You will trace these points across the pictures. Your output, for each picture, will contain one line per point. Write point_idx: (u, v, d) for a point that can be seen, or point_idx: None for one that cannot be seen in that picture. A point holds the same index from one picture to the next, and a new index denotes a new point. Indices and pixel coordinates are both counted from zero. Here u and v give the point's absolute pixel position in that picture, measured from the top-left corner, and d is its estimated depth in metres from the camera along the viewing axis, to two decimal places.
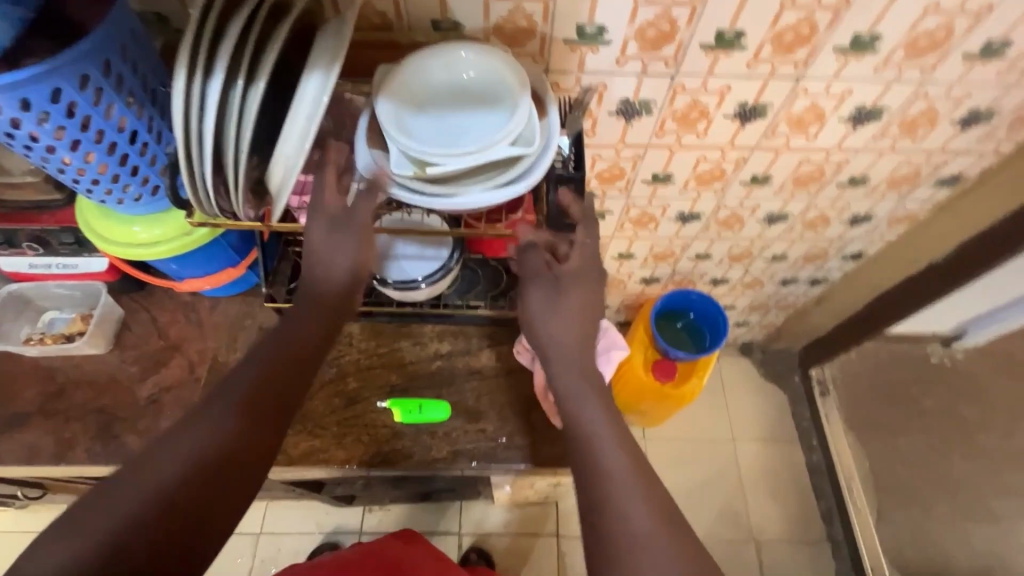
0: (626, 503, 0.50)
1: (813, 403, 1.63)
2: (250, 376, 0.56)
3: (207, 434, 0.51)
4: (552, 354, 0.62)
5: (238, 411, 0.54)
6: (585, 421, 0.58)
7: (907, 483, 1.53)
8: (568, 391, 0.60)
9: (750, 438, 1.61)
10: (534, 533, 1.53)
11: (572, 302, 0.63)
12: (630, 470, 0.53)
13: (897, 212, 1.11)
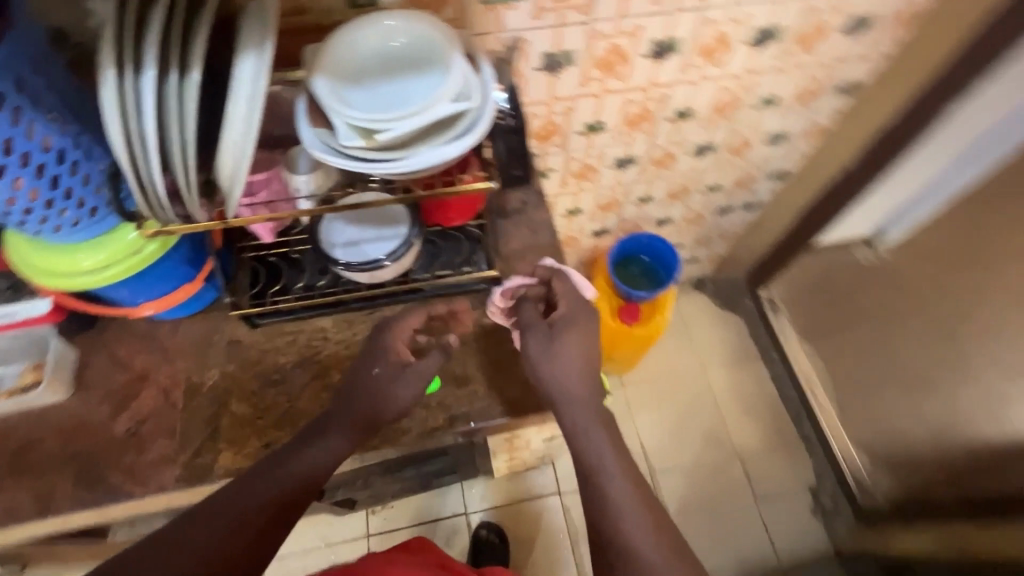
0: (633, 535, 0.61)
1: (767, 321, 1.75)
2: (307, 443, 0.67)
3: (267, 491, 0.62)
4: (557, 396, 0.70)
5: (293, 470, 0.65)
6: (592, 452, 0.67)
7: (860, 374, 1.67)
8: (576, 422, 0.69)
9: (717, 364, 1.72)
10: (537, 497, 1.57)
11: (571, 344, 0.71)
12: (636, 505, 0.64)
13: (809, 126, 1.21)
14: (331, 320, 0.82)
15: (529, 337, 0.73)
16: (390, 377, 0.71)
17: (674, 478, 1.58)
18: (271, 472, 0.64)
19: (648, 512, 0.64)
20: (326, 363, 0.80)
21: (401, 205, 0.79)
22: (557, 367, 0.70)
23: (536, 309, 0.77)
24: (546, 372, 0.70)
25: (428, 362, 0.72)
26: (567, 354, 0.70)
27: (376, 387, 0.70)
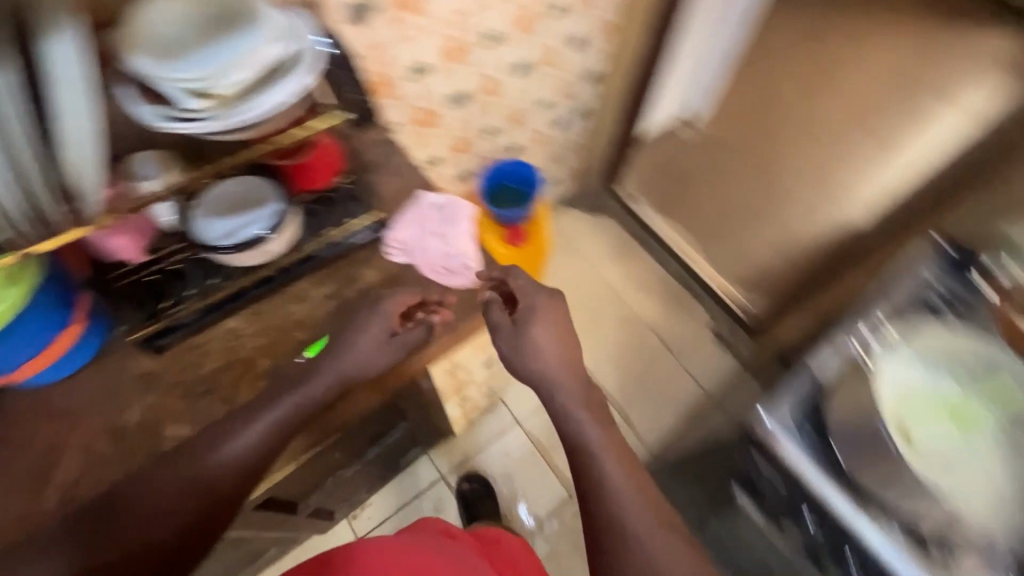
0: (630, 519, 0.68)
1: (631, 210, 1.96)
2: (286, 411, 0.71)
3: (242, 456, 0.69)
4: (538, 382, 0.79)
5: (267, 437, 0.70)
6: (585, 435, 0.75)
7: (717, 225, 1.93)
8: (564, 405, 0.78)
9: (604, 260, 1.92)
10: (499, 434, 1.66)
11: (546, 344, 0.79)
12: (630, 487, 0.71)
13: (601, 25, 1.37)
14: (238, 317, 0.81)
15: (501, 340, 0.81)
16: (382, 347, 0.77)
17: (606, 368, 1.76)
18: (247, 436, 0.69)
19: (640, 499, 0.71)
20: (250, 355, 0.80)
21: (264, 180, 0.80)
22: (532, 362, 0.78)
23: (503, 310, 0.83)
24: (528, 363, 0.79)
25: (415, 334, 0.80)
26: (542, 351, 0.79)
27: (367, 356, 0.75)
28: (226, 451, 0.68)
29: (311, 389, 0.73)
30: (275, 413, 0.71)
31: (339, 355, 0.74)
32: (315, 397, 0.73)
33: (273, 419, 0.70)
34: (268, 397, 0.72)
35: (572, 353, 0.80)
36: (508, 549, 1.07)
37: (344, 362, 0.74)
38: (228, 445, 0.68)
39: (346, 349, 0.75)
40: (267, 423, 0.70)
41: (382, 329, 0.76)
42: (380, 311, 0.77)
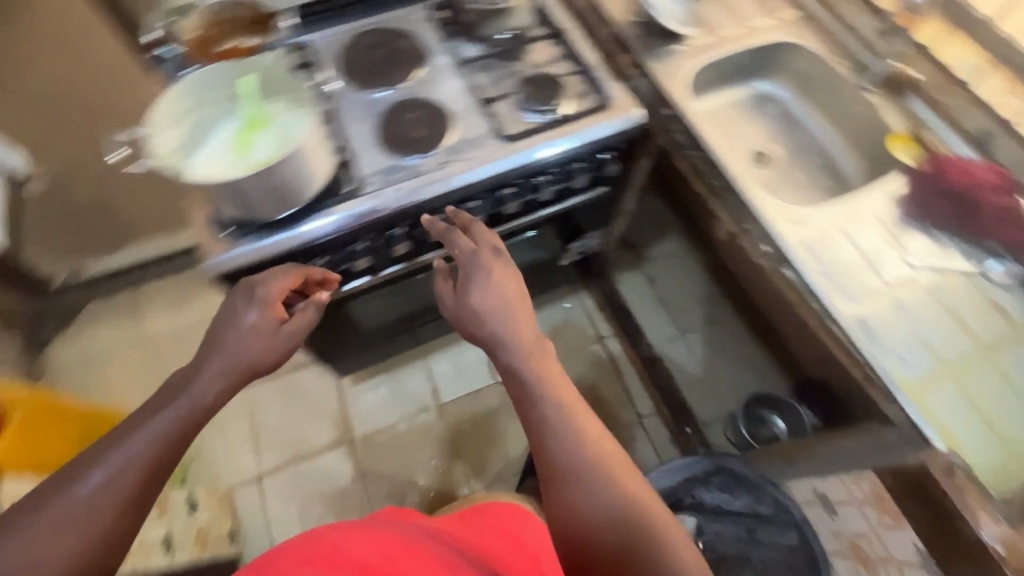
0: (589, 485, 0.63)
1: (88, 283, 1.73)
2: (173, 420, 0.63)
3: (125, 475, 0.57)
4: (496, 339, 0.75)
5: (155, 448, 0.60)
6: (534, 387, 0.70)
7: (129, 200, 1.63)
8: (514, 365, 0.73)
9: (135, 328, 1.73)
10: (262, 500, 1.55)
11: (490, 315, 0.76)
12: (589, 464, 0.64)
13: None
14: None
15: (446, 307, 0.80)
16: (268, 338, 0.76)
17: None
18: (134, 445, 0.59)
19: (591, 453, 0.65)
20: None
21: None
22: (478, 323, 0.76)
23: (445, 282, 0.82)
24: (477, 323, 0.77)
25: (304, 319, 0.80)
26: (486, 308, 0.76)
27: (250, 346, 0.74)
28: (124, 457, 0.58)
29: (195, 393, 0.66)
30: (156, 425, 0.62)
31: (217, 350, 0.72)
32: (203, 399, 0.66)
33: (164, 424, 0.62)
34: (140, 415, 0.63)
35: (526, 314, 0.77)
36: (493, 524, 0.94)
37: (226, 355, 0.72)
38: (127, 448, 0.59)
39: (229, 342, 0.73)
40: (154, 431, 0.61)
41: (260, 318, 0.77)
42: (260, 299, 0.79)
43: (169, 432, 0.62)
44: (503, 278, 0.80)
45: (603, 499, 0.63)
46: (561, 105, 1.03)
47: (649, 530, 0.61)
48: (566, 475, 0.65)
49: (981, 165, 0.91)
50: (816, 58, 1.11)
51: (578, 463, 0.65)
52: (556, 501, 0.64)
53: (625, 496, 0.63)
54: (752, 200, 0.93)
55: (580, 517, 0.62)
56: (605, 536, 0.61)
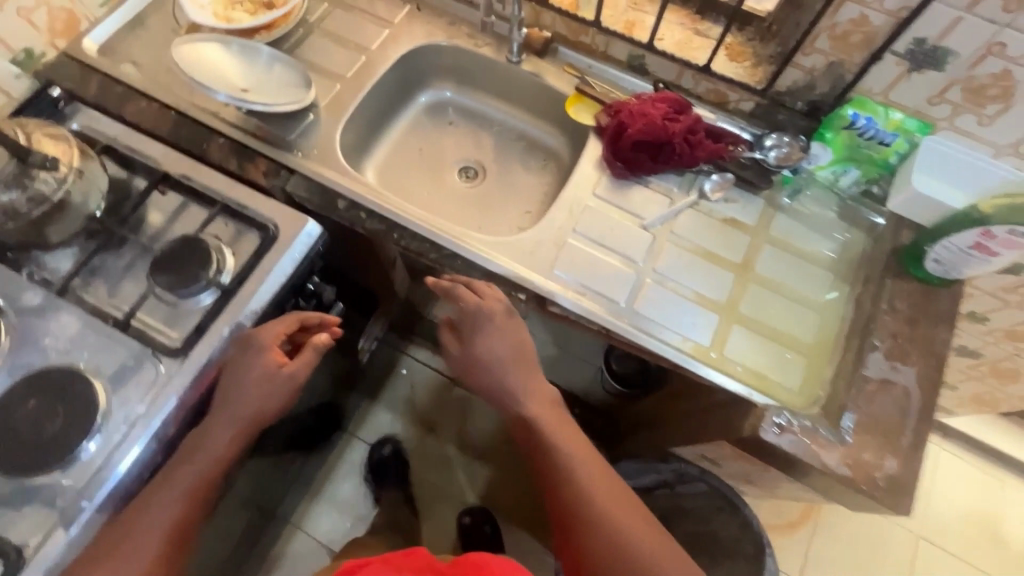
0: (606, 524, 0.71)
1: None
2: (191, 477, 0.69)
3: (158, 531, 0.66)
4: (502, 393, 0.79)
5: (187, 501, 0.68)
6: (545, 437, 0.77)
7: None
8: (521, 415, 0.78)
9: None
10: None
11: (502, 366, 0.77)
12: (604, 510, 0.72)
13: None
14: None
15: (456, 360, 0.81)
16: (271, 387, 0.73)
17: None
18: (161, 506, 0.67)
19: (606, 500, 0.73)
20: None
21: None
22: (486, 373, 0.78)
23: (449, 336, 0.81)
24: (481, 375, 0.78)
25: (304, 362, 0.76)
26: (490, 360, 0.77)
27: (251, 399, 0.72)
28: (161, 514, 0.67)
29: (208, 448, 0.71)
30: (181, 482, 0.68)
31: (226, 401, 0.72)
32: (217, 453, 0.70)
33: (186, 482, 0.69)
34: (168, 470, 0.69)
35: (528, 367, 0.79)
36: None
37: (235, 410, 0.72)
38: (161, 507, 0.67)
39: (239, 397, 0.72)
40: (179, 493, 0.68)
41: (265, 366, 0.73)
42: (255, 346, 0.74)
43: (194, 495, 0.69)
44: (499, 337, 0.77)
45: (605, 504, 0.73)
46: (222, 259, 0.80)
47: (642, 532, 0.71)
48: (581, 520, 0.72)
49: (651, 100, 0.87)
50: (457, 49, 0.99)
51: (588, 476, 0.75)
52: (565, 502, 0.74)
53: (620, 503, 0.74)
54: (479, 256, 0.82)
55: (588, 519, 0.72)
56: (608, 534, 0.71)
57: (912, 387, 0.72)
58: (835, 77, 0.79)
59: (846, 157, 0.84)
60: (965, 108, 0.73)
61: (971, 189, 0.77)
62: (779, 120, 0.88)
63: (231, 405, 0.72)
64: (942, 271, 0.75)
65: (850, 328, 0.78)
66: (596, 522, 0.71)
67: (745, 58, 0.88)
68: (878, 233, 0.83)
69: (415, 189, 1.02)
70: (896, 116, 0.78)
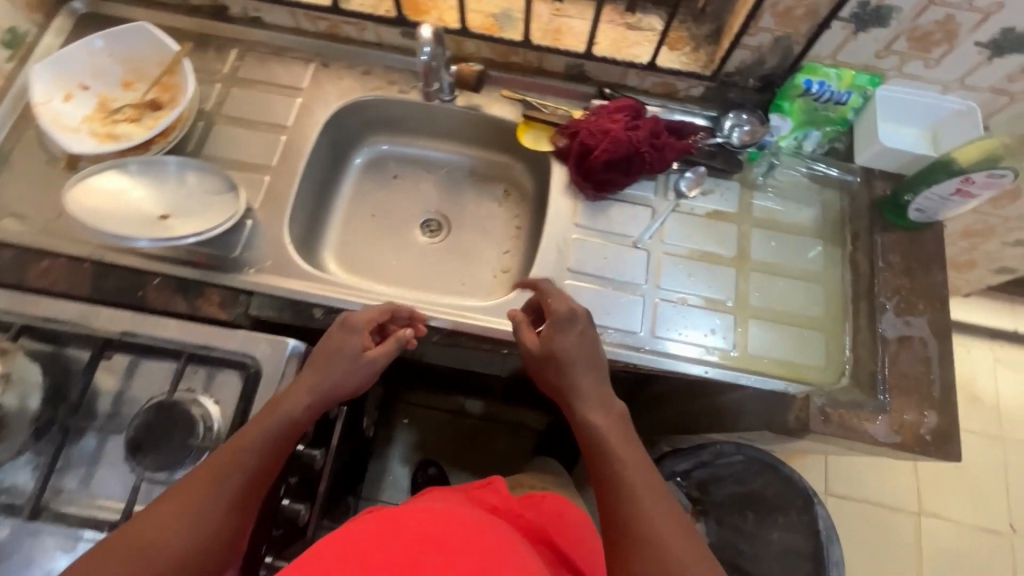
0: (661, 527, 0.57)
1: None
2: (272, 434, 0.62)
3: (221, 500, 0.58)
4: (573, 396, 0.71)
5: (262, 459, 0.61)
6: (603, 441, 0.66)
7: None
8: (586, 417, 0.68)
9: None
10: None
11: (578, 369, 0.70)
12: (666, 518, 0.58)
13: None
14: None
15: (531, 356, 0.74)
16: (353, 367, 0.70)
17: None
18: (243, 456, 0.60)
19: (665, 509, 0.59)
20: None
21: None
22: (558, 372, 0.70)
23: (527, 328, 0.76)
24: (555, 368, 0.71)
25: (387, 351, 0.73)
26: (568, 350, 0.71)
27: (339, 368, 0.69)
28: (233, 481, 0.59)
29: (287, 407, 0.65)
30: (262, 433, 0.62)
31: (320, 367, 0.69)
32: (296, 412, 0.64)
33: (266, 430, 0.62)
34: (249, 427, 0.63)
35: (599, 366, 0.71)
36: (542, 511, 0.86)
37: (323, 378, 0.67)
38: (233, 478, 0.60)
39: (326, 361, 0.69)
40: (255, 442, 0.61)
41: (364, 338, 0.72)
42: (348, 326, 0.73)
43: (270, 462, 0.62)
44: (581, 343, 0.71)
45: (659, 516, 0.59)
46: (203, 406, 0.72)
47: (694, 559, 0.55)
48: (633, 528, 0.58)
49: (606, 112, 0.83)
50: (382, 100, 0.90)
51: (646, 483, 0.62)
52: (612, 509, 0.61)
53: (674, 522, 0.58)
54: (484, 327, 0.80)
55: (635, 531, 0.58)
56: (655, 542, 0.56)
57: (927, 336, 0.74)
58: (783, 49, 0.77)
59: (804, 121, 0.84)
60: (912, 55, 0.73)
61: (926, 124, 0.81)
62: (732, 99, 0.86)
63: (324, 371, 0.68)
64: (926, 216, 0.77)
65: (855, 292, 0.79)
66: (642, 531, 0.57)
67: (684, 44, 0.85)
68: (853, 189, 0.84)
69: (379, 258, 0.93)
70: (847, 74, 0.78)
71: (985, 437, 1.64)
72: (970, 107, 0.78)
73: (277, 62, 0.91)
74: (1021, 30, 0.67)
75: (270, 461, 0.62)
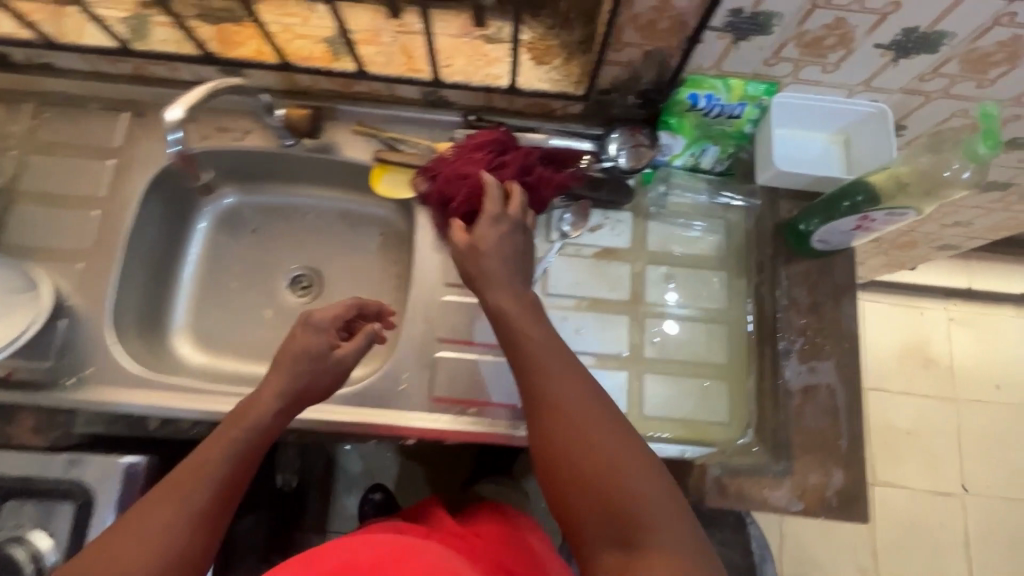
0: (598, 429, 0.49)
1: None
2: (244, 443, 0.58)
3: (198, 500, 0.54)
4: (483, 282, 0.59)
5: (236, 465, 0.56)
6: (521, 334, 0.55)
7: None
8: (501, 306, 0.57)
9: None
10: None
11: (490, 258, 0.59)
12: (602, 418, 0.50)
13: None
14: None
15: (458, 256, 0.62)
16: (318, 370, 0.63)
17: None
18: (220, 468, 0.55)
19: (602, 409, 0.51)
20: None
21: None
22: (475, 263, 0.59)
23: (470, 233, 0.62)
24: (476, 263, 0.60)
25: (357, 347, 0.65)
26: (492, 248, 0.59)
27: (307, 375, 0.62)
28: (212, 485, 0.54)
29: (256, 416, 0.60)
30: (235, 444, 0.57)
31: (283, 374, 0.61)
32: (265, 422, 0.59)
33: (236, 447, 0.57)
34: (218, 437, 0.58)
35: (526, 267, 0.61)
36: (493, 524, 0.77)
37: (289, 378, 0.61)
38: (212, 482, 0.55)
39: (285, 364, 0.61)
40: (230, 457, 0.56)
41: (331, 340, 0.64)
42: (315, 323, 0.65)
43: (246, 454, 0.58)
44: (502, 244, 0.60)
45: (588, 421, 0.50)
46: (32, 543, 0.63)
47: (632, 457, 0.48)
48: (566, 434, 0.50)
49: (466, 151, 0.71)
50: (209, 152, 0.77)
51: (566, 382, 0.52)
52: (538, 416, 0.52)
53: (601, 425, 0.50)
54: (338, 422, 0.69)
55: (570, 434, 0.50)
56: (584, 438, 0.49)
57: (834, 383, 0.67)
58: (658, 63, 0.64)
59: (699, 135, 0.72)
60: (807, 61, 0.62)
61: (837, 128, 0.70)
62: (614, 113, 0.74)
63: (296, 379, 0.62)
64: (827, 245, 0.68)
65: (760, 335, 0.70)
66: (572, 442, 0.49)
67: (553, 56, 0.72)
68: (757, 211, 0.74)
69: (233, 330, 0.82)
70: (736, 84, 0.65)
71: (940, 400, 1.60)
72: (890, 127, 0.66)
73: (80, 115, 0.76)
74: (924, 30, 0.55)
75: (246, 460, 0.57)
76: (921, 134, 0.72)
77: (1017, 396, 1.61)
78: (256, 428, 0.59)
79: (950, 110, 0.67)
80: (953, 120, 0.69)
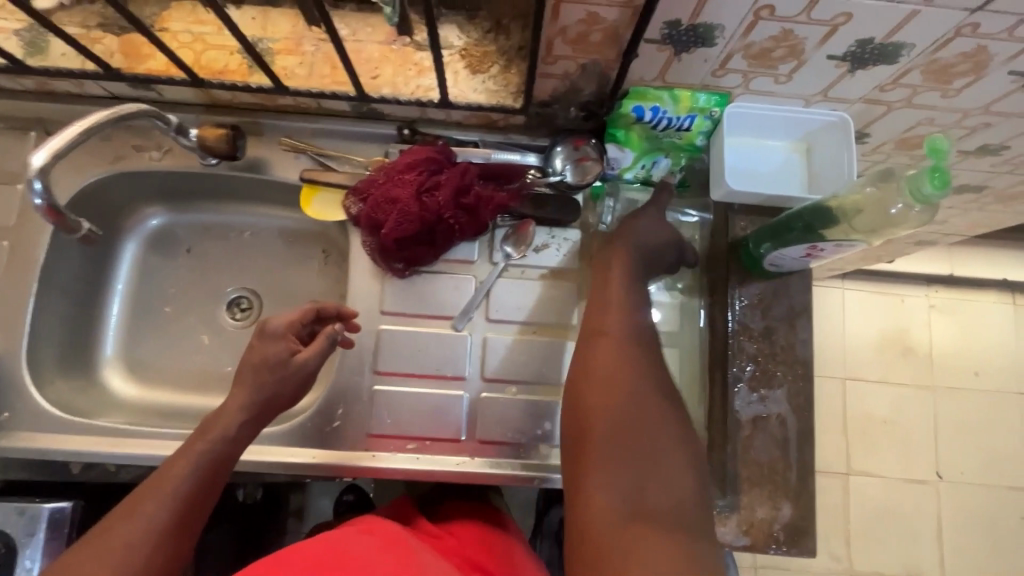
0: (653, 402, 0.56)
1: None
2: (209, 454, 0.56)
3: (163, 511, 0.52)
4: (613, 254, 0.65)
5: (203, 478, 0.55)
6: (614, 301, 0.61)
7: None
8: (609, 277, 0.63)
9: None
10: None
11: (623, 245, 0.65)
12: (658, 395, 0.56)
13: None
14: None
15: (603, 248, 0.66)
16: (282, 378, 0.61)
17: None
18: (185, 479, 0.54)
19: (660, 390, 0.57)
20: None
21: None
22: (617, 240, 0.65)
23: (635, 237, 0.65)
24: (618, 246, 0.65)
25: (319, 348, 0.62)
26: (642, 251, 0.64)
27: (267, 386, 0.60)
28: (179, 495, 0.53)
29: (221, 427, 0.58)
30: (201, 453, 0.56)
31: (247, 386, 0.60)
32: (232, 434, 0.58)
33: (204, 456, 0.56)
34: (186, 450, 0.56)
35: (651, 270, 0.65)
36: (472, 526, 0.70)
37: (252, 389, 0.60)
38: (179, 492, 0.54)
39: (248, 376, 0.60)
40: (194, 468, 0.55)
41: (294, 343, 0.62)
42: (270, 331, 0.62)
43: (212, 464, 0.56)
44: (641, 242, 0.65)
45: (631, 370, 0.57)
46: None
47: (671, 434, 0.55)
48: (631, 395, 0.55)
49: (395, 174, 0.66)
50: (130, 176, 0.73)
51: (640, 350, 0.59)
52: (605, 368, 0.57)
53: (661, 401, 0.56)
54: (268, 464, 0.66)
55: (633, 394, 0.55)
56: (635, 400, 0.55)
57: (785, 412, 0.64)
58: (597, 76, 0.59)
59: (648, 147, 0.67)
60: (756, 73, 0.56)
61: (797, 137, 0.65)
62: (559, 125, 0.69)
63: (261, 390, 0.60)
64: (777, 266, 0.64)
65: (711, 359, 0.67)
66: (624, 386, 0.56)
67: (490, 63, 0.65)
68: (710, 224, 0.70)
69: (169, 359, 0.78)
70: (682, 95, 0.60)
71: (916, 388, 1.58)
72: (851, 140, 0.61)
73: None
74: (880, 41, 0.50)
75: (212, 472, 0.56)
76: (885, 141, 0.67)
77: (997, 382, 1.59)
78: (224, 438, 0.57)
79: (915, 119, 0.62)
80: (918, 128, 0.64)
